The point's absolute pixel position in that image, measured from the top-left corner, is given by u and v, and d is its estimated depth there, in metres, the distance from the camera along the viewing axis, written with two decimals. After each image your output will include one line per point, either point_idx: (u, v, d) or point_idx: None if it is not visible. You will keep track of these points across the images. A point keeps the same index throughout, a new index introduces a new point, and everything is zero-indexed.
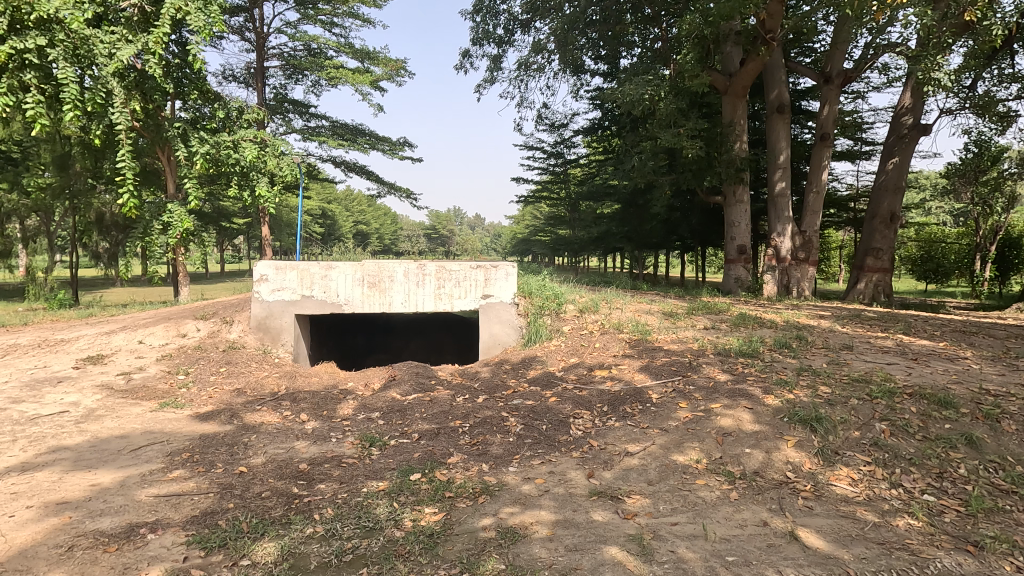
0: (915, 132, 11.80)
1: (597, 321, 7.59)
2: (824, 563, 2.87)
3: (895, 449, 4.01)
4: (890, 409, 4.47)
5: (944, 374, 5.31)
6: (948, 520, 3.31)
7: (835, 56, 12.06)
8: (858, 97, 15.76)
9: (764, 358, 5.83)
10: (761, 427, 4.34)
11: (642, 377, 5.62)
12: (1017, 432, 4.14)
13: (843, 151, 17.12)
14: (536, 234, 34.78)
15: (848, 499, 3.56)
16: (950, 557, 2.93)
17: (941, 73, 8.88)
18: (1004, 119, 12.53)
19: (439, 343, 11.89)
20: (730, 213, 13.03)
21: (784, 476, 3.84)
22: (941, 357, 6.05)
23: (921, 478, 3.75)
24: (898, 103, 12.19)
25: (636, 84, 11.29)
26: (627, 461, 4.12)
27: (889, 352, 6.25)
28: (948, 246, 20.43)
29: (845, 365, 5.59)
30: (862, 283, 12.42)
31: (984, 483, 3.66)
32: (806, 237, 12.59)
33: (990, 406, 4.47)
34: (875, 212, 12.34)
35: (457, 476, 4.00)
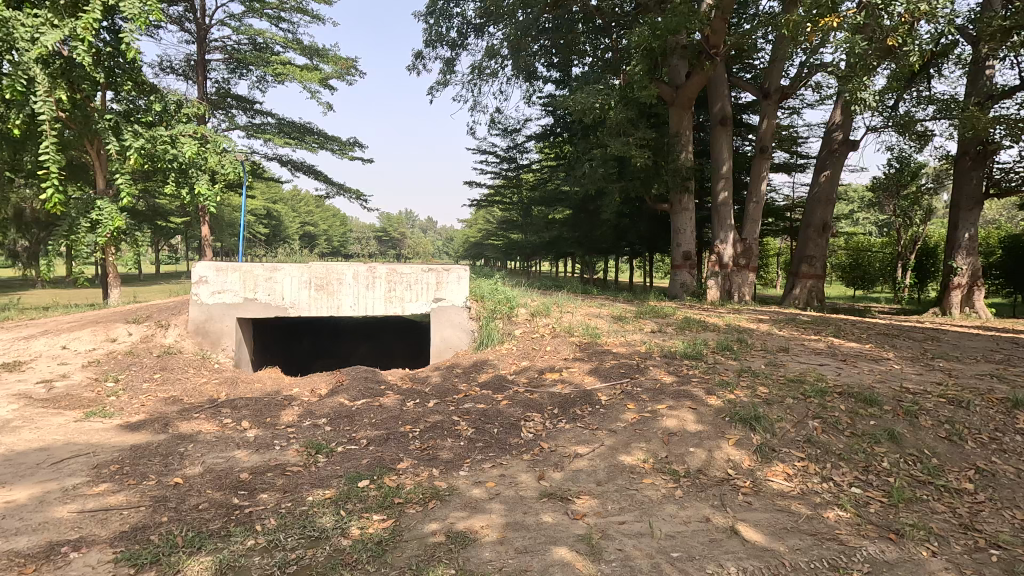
0: (844, 147, 12.59)
1: (548, 324, 7.66)
2: (762, 555, 3.00)
3: (827, 445, 4.26)
4: (822, 408, 4.74)
5: (870, 374, 5.69)
6: (873, 510, 3.53)
7: (774, 73, 12.70)
8: (794, 113, 16.66)
9: (707, 360, 6.07)
10: (704, 427, 4.50)
11: (592, 380, 5.70)
12: (933, 427, 4.49)
13: (780, 163, 18.06)
14: (489, 238, 34.85)
15: (784, 494, 3.73)
16: (875, 546, 3.12)
17: (866, 93, 9.55)
18: (922, 137, 13.53)
19: (388, 346, 11.73)
20: (677, 220, 13.46)
21: (726, 473, 3.99)
22: (868, 358, 6.48)
23: (850, 472, 3.99)
24: (830, 119, 12.96)
25: (588, 93, 11.59)
26: (577, 463, 4.18)
27: (821, 353, 6.64)
28: (873, 254, 21.88)
29: (782, 366, 5.89)
30: (798, 289, 13.09)
31: (905, 475, 3.93)
32: (747, 244, 13.14)
33: (909, 403, 4.82)
34: (809, 221, 13.03)
35: (407, 482, 3.94)
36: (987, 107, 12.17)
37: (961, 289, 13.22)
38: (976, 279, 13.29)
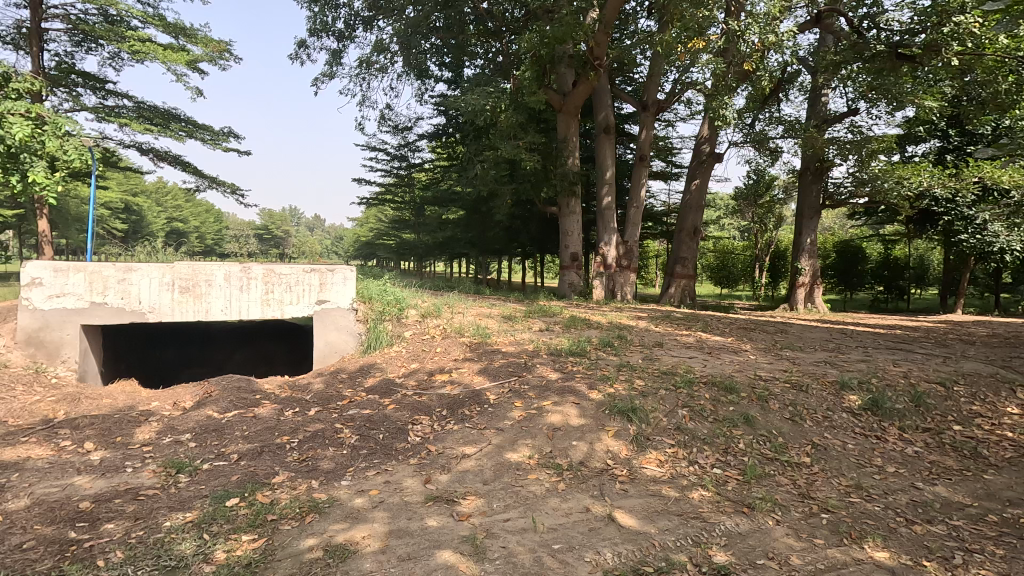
0: (711, 159, 13.84)
1: (439, 325, 7.59)
2: (635, 538, 3.20)
3: (693, 431, 4.64)
4: (690, 397, 5.16)
5: (730, 364, 6.31)
6: (730, 488, 3.90)
7: (651, 87, 13.63)
8: (669, 126, 18.03)
9: (590, 356, 6.36)
10: (586, 420, 4.70)
11: (480, 380, 5.73)
12: (779, 409, 5.08)
13: (657, 172, 19.46)
14: (380, 238, 33.85)
15: (655, 479, 4.01)
16: (731, 520, 3.45)
17: (728, 111, 10.56)
18: (774, 153, 15.27)
19: (268, 352, 10.95)
20: (565, 222, 13.97)
21: (604, 464, 4.21)
22: (729, 350, 7.19)
23: (712, 454, 4.38)
24: (699, 133, 14.18)
25: (478, 95, 11.68)
26: (464, 463, 4.18)
27: (690, 347, 7.25)
28: (736, 257, 24.35)
29: (656, 360, 6.33)
30: (673, 288, 14.17)
31: (757, 454, 4.40)
32: (628, 246, 13.99)
33: (761, 389, 5.41)
34: (682, 226, 14.15)
35: (282, 497, 3.69)
36: (823, 129, 14.04)
37: (804, 287, 15.16)
38: (815, 279, 15.34)
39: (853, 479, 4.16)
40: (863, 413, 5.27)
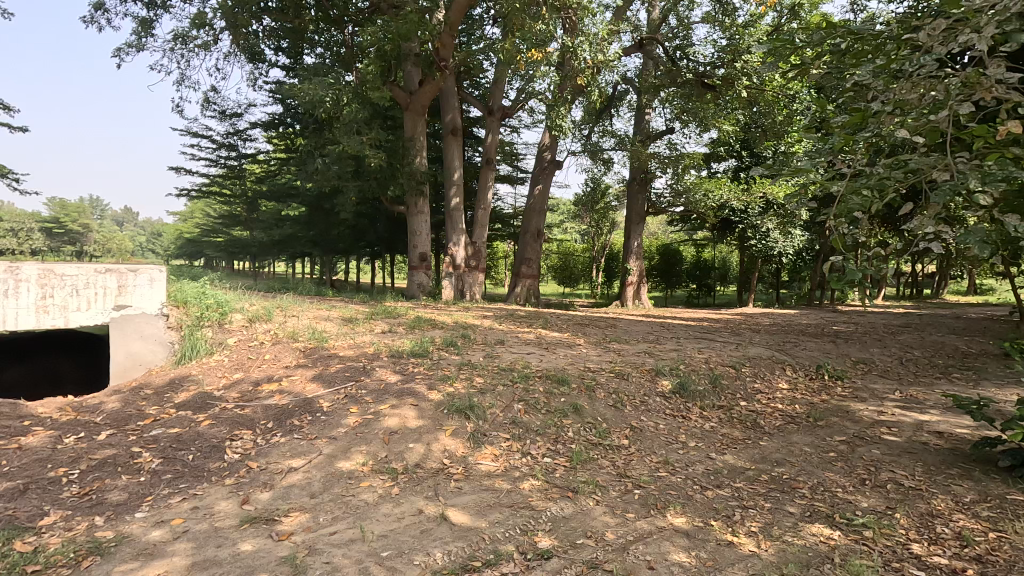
0: (552, 165, 14.66)
1: (269, 330, 6.98)
2: (466, 535, 3.24)
3: (527, 424, 4.84)
4: (525, 391, 5.38)
5: (563, 358, 6.73)
6: (558, 475, 4.14)
7: (497, 93, 13.98)
8: (514, 132, 18.72)
9: (432, 357, 6.33)
10: (424, 422, 4.66)
11: (314, 387, 5.38)
12: (604, 397, 5.53)
13: (504, 175, 20.14)
14: (207, 235, 30.33)
15: (490, 474, 4.10)
16: (557, 505, 3.66)
17: (564, 122, 11.22)
18: (607, 164, 16.65)
19: (52, 369, 9.14)
20: (412, 222, 13.72)
21: (441, 463, 4.20)
22: (564, 345, 7.67)
23: (543, 445, 4.61)
24: (541, 140, 14.93)
25: (318, 86, 11.03)
26: (290, 478, 3.89)
27: (529, 343, 7.59)
28: (577, 258, 26.19)
29: (496, 357, 6.51)
30: (518, 287, 14.73)
31: (583, 440, 4.74)
32: (476, 247, 14.21)
33: (589, 380, 5.84)
34: (526, 228, 14.76)
35: (52, 542, 3.08)
36: (646, 144, 15.66)
37: (633, 285, 16.81)
38: (641, 278, 17.09)
39: (662, 455, 4.68)
40: (672, 396, 5.97)
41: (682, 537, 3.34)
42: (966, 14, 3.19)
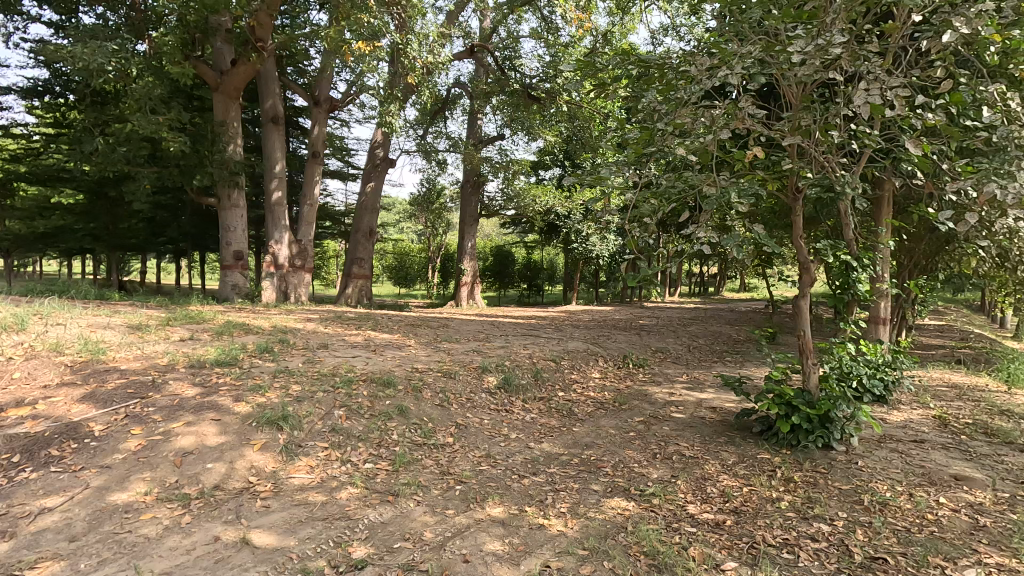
0: (384, 163, 14.24)
1: (21, 343, 5.65)
2: (270, 557, 2.98)
3: (348, 430, 4.62)
4: (347, 396, 5.13)
5: (391, 360, 6.56)
6: (379, 480, 4.01)
7: (324, 83, 13.07)
8: (344, 125, 17.80)
9: (242, 365, 5.71)
10: (227, 438, 4.18)
11: (83, 409, 4.49)
12: (430, 398, 5.52)
13: (333, 170, 19.07)
14: None
15: (303, 487, 3.82)
16: (374, 512, 3.55)
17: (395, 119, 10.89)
18: (441, 165, 16.67)
19: None
20: (225, 217, 12.17)
21: (246, 482, 3.81)
22: (393, 347, 7.50)
23: (365, 450, 4.43)
24: (373, 137, 14.40)
25: (94, 50, 8.92)
26: (42, 522, 3.20)
27: (356, 346, 7.27)
28: (413, 258, 25.90)
29: (318, 363, 6.10)
30: (350, 288, 14.05)
31: (407, 442, 4.67)
32: (301, 245, 13.18)
33: (416, 381, 5.77)
34: (357, 226, 14.10)
35: None
36: (479, 148, 16.03)
37: (468, 285, 17.07)
38: (476, 278, 17.45)
39: (484, 449, 4.81)
40: (497, 392, 6.19)
41: (497, 526, 3.47)
42: (727, 55, 3.74)
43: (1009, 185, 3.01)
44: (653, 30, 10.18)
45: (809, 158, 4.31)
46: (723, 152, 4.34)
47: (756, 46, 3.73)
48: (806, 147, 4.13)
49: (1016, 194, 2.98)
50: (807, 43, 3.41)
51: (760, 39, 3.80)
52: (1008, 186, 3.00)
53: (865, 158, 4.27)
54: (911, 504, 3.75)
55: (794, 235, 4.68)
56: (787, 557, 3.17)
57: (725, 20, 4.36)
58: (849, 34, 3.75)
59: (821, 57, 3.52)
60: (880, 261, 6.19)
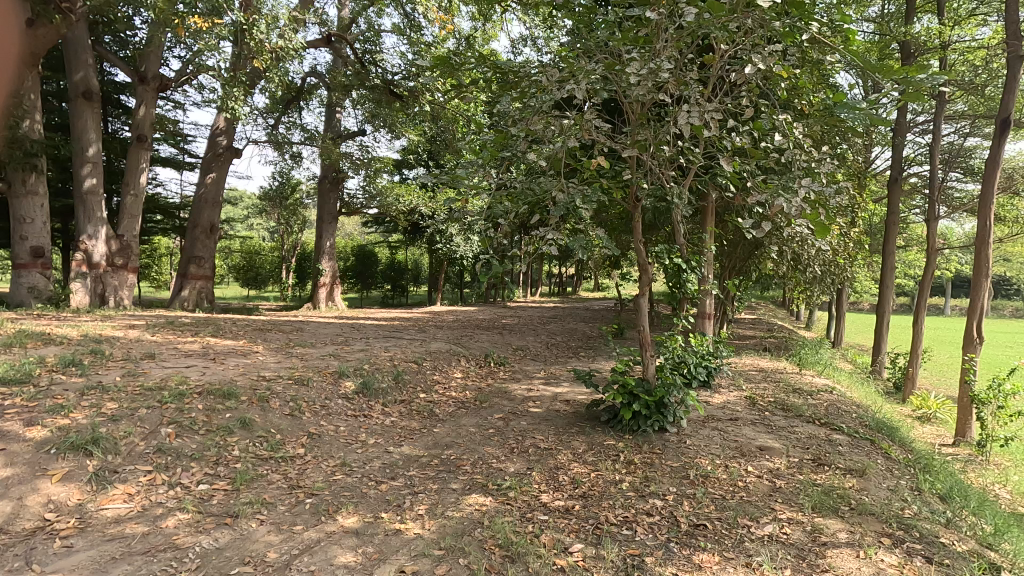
0: (228, 153, 12.91)
1: None
2: None
3: (178, 449, 4.11)
4: (178, 411, 4.57)
5: (233, 369, 5.98)
6: (215, 502, 3.62)
7: (151, 58, 11.45)
8: (178, 108, 15.82)
9: (38, 383, 4.79)
10: (13, 471, 3.48)
11: None
12: (279, 407, 5.12)
13: (165, 158, 16.89)
14: None
15: (118, 519, 3.32)
16: (209, 537, 3.21)
17: (238, 105, 9.89)
18: (295, 158, 15.56)
19: None
20: (17, 207, 10.12)
21: (40, 521, 3.21)
22: (236, 354, 6.84)
23: (199, 470, 3.98)
24: (213, 123, 12.98)
25: None
26: None
27: (191, 355, 6.50)
28: (264, 258, 23.91)
29: (141, 375, 5.34)
30: (186, 290, 12.52)
31: (250, 457, 4.29)
32: (123, 241, 11.43)
33: (262, 390, 5.32)
34: (195, 221, 12.60)
35: None
36: (337, 142, 15.25)
37: (326, 286, 16.15)
38: (335, 279, 16.59)
39: (339, 458, 4.59)
40: (355, 397, 5.95)
41: (350, 537, 3.33)
42: (574, 70, 3.97)
43: (793, 201, 3.61)
44: (513, 39, 10.50)
45: (645, 170, 4.75)
46: (573, 160, 4.60)
47: (600, 64, 3.98)
48: (643, 160, 4.53)
49: (798, 208, 3.58)
50: (642, 65, 3.76)
51: (603, 58, 4.07)
52: (793, 202, 3.58)
53: (691, 173, 4.80)
54: (727, 475, 4.33)
55: (635, 239, 5.11)
56: (626, 533, 3.46)
57: (575, 37, 4.62)
58: (677, 62, 4.19)
59: (654, 79, 3.90)
60: (705, 264, 7.03)
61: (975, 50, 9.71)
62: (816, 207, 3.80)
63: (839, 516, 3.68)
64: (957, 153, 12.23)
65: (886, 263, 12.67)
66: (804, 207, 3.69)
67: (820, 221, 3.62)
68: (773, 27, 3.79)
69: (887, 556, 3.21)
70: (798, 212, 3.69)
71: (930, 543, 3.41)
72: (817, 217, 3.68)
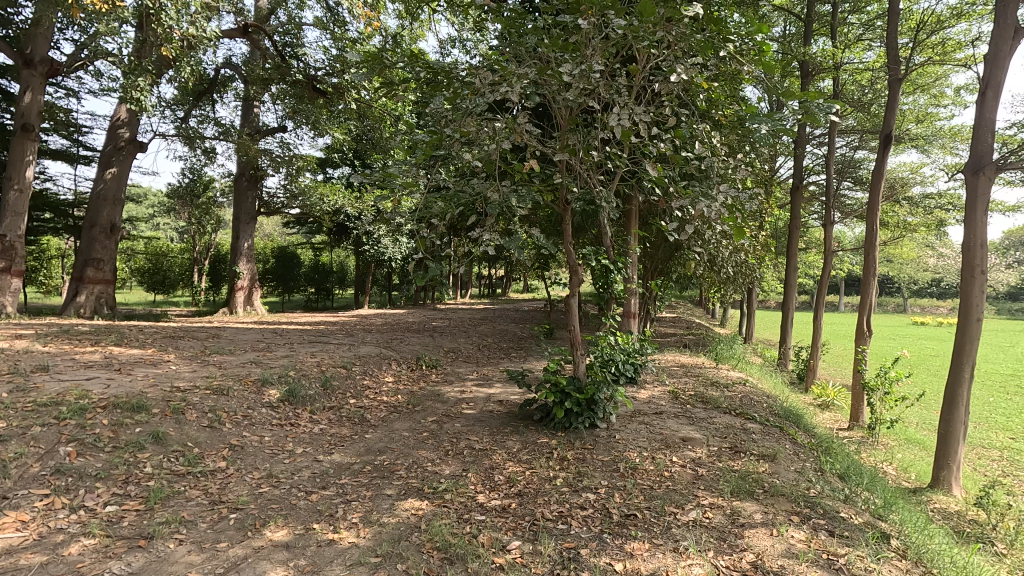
0: (131, 146, 11.91)
1: None
2: None
3: (80, 469, 3.76)
4: (79, 428, 4.18)
5: (142, 380, 5.53)
6: (125, 524, 3.35)
7: (38, 40, 10.31)
8: (70, 96, 14.40)
9: None
10: None
11: None
12: (196, 419, 4.81)
13: (55, 150, 15.34)
14: None
15: (10, 550, 2.98)
16: (120, 562, 2.97)
17: (143, 96, 9.14)
18: (208, 153, 14.58)
19: None
20: None
21: None
22: (145, 364, 6.33)
23: (105, 491, 3.65)
24: (113, 112, 11.92)
25: None
26: None
27: (91, 366, 5.94)
28: (173, 259, 22.28)
29: (33, 390, 4.82)
30: (82, 296, 11.39)
31: (165, 474, 3.99)
32: (5, 242, 10.21)
33: (177, 402, 4.96)
34: (93, 220, 11.50)
35: None
36: (256, 139, 14.47)
37: (243, 290, 15.28)
38: (253, 282, 15.74)
39: (264, 470, 4.38)
40: (280, 405, 5.69)
41: (280, 551, 3.20)
42: (507, 73, 4.00)
43: (714, 205, 3.85)
44: (441, 39, 10.43)
45: (574, 174, 4.89)
46: (505, 163, 4.64)
47: (532, 69, 4.04)
48: (573, 163, 4.65)
49: (718, 212, 3.83)
50: (574, 68, 3.84)
51: (536, 62, 4.12)
52: (713, 206, 3.82)
53: (617, 177, 4.98)
54: (654, 466, 4.54)
55: (565, 242, 5.22)
56: (562, 527, 3.56)
57: (505, 42, 4.64)
58: (605, 69, 4.34)
59: (583, 84, 4.02)
60: (631, 265, 7.31)
61: (863, 71, 10.74)
62: (732, 211, 4.07)
63: (755, 499, 3.96)
64: (848, 164, 13.52)
65: (790, 264, 13.73)
66: (722, 211, 3.95)
67: (736, 223, 3.89)
68: (693, 41, 4.00)
69: (797, 533, 3.51)
70: (718, 215, 3.94)
71: (832, 518, 3.76)
72: (734, 220, 3.95)
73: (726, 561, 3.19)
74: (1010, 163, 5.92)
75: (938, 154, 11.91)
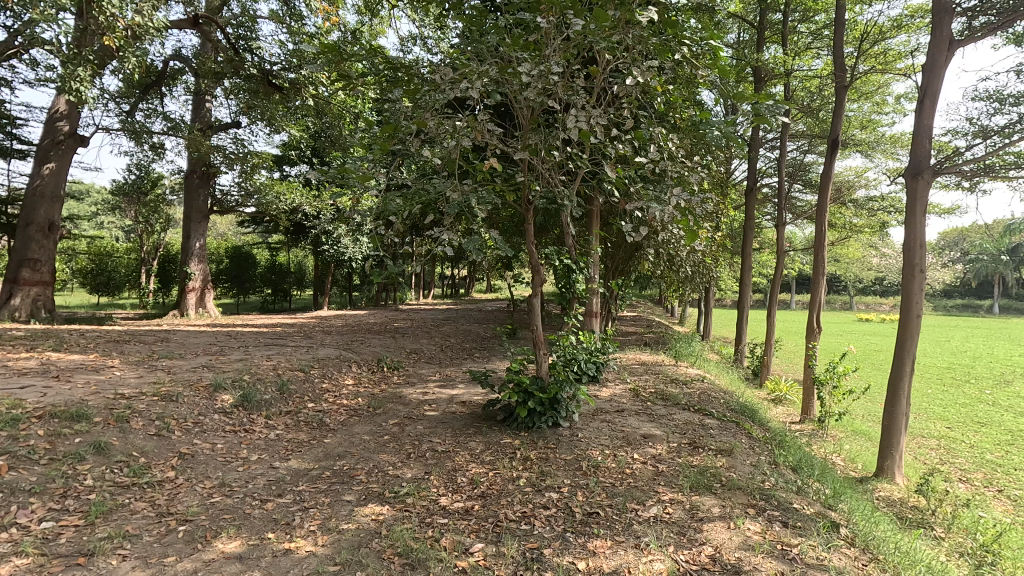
0: (71, 140, 11.27)
1: None
2: None
3: (13, 483, 3.51)
4: (12, 440, 3.92)
5: (83, 387, 5.22)
6: (63, 541, 3.14)
7: None
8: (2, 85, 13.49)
9: None
10: None
11: None
12: (143, 427, 4.58)
13: None
14: None
15: None
16: None
17: (85, 86, 8.66)
18: (155, 149, 13.93)
19: None
20: None
21: None
22: (86, 370, 5.99)
23: (40, 507, 3.43)
24: (51, 104, 11.24)
25: None
26: None
27: (26, 373, 5.57)
28: (118, 259, 21.21)
29: None
30: (18, 298, 10.67)
31: (108, 486, 3.78)
32: None
33: (121, 410, 4.71)
34: (29, 219, 10.82)
35: None
36: (208, 134, 13.92)
37: (194, 291, 14.66)
38: (206, 283, 15.15)
39: (217, 478, 4.21)
40: (234, 411, 5.49)
41: (234, 563, 3.07)
42: (467, 71, 3.96)
43: (667, 209, 3.90)
44: (402, 36, 10.27)
45: (535, 174, 4.89)
46: (465, 162, 4.59)
47: (492, 67, 4.01)
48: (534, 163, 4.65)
49: (671, 215, 3.88)
50: (534, 68, 3.84)
51: (496, 61, 4.10)
52: (667, 208, 3.88)
53: (579, 177, 5.00)
54: (615, 463, 4.59)
55: (526, 241, 5.21)
56: (525, 527, 3.55)
57: (467, 40, 4.59)
58: (565, 70, 4.35)
59: (543, 83, 4.01)
60: (592, 265, 7.38)
61: (812, 78, 11.17)
62: (686, 214, 4.15)
63: (713, 493, 4.06)
64: (799, 168, 14.04)
65: (745, 264, 14.15)
66: (676, 213, 4.03)
67: (690, 226, 3.97)
68: (651, 44, 4.05)
69: (753, 525, 3.60)
70: (672, 218, 4.01)
71: (785, 509, 3.88)
72: (688, 222, 4.03)
73: (686, 556, 3.24)
74: (946, 168, 6.24)
75: (881, 159, 12.47)
